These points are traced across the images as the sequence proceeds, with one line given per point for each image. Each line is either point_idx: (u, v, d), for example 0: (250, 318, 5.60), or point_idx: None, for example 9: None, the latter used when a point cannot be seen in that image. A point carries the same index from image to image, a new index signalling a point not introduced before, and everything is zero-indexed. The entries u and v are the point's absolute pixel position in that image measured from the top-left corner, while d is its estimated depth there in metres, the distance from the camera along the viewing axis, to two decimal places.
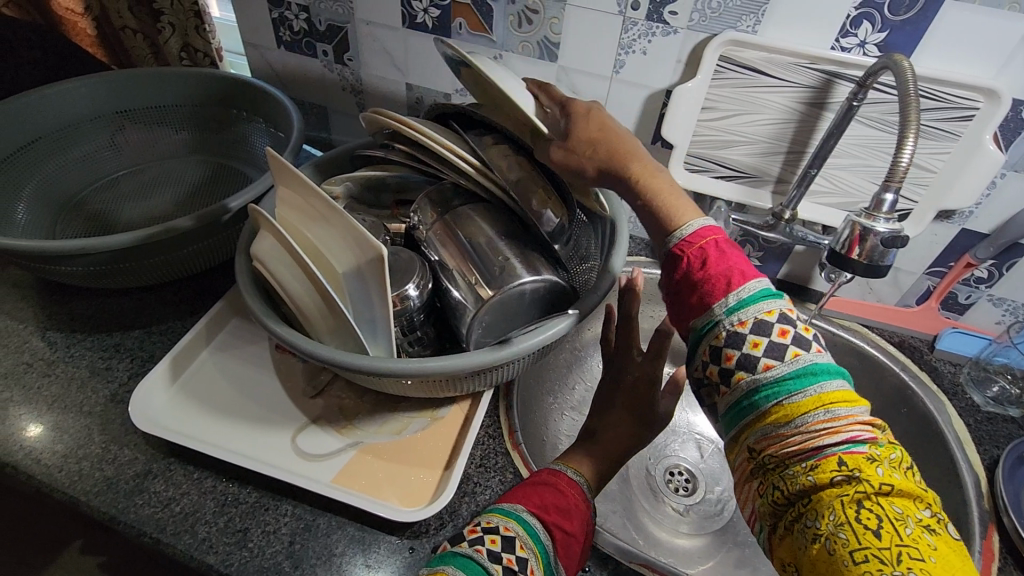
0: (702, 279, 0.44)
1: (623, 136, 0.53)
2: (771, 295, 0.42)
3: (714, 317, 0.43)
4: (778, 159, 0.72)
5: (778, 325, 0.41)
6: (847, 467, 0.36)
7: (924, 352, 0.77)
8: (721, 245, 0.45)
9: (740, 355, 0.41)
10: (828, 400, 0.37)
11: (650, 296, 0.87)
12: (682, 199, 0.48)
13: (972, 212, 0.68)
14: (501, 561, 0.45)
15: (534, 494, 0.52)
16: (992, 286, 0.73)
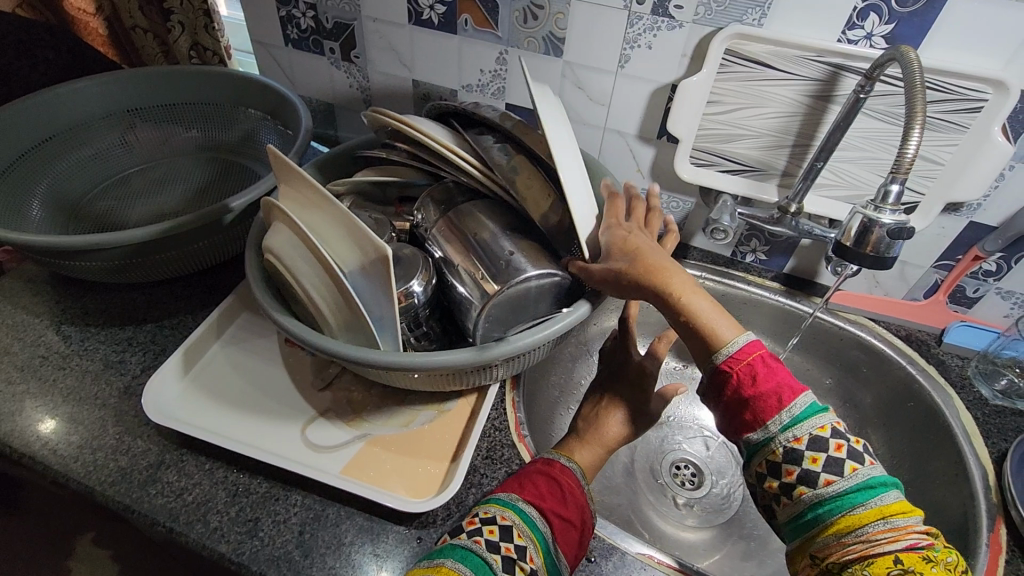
0: (753, 397, 0.46)
1: (660, 252, 0.52)
2: (819, 411, 0.45)
3: (767, 434, 0.45)
4: (784, 152, 0.72)
5: (834, 439, 0.44)
6: (904, 565, 0.39)
7: (931, 345, 0.77)
8: (768, 358, 0.47)
9: (800, 470, 0.44)
10: (888, 512, 0.41)
11: None
12: (721, 313, 0.50)
13: (981, 204, 0.67)
14: (499, 551, 0.47)
15: (530, 484, 0.53)
16: (1000, 279, 0.72)
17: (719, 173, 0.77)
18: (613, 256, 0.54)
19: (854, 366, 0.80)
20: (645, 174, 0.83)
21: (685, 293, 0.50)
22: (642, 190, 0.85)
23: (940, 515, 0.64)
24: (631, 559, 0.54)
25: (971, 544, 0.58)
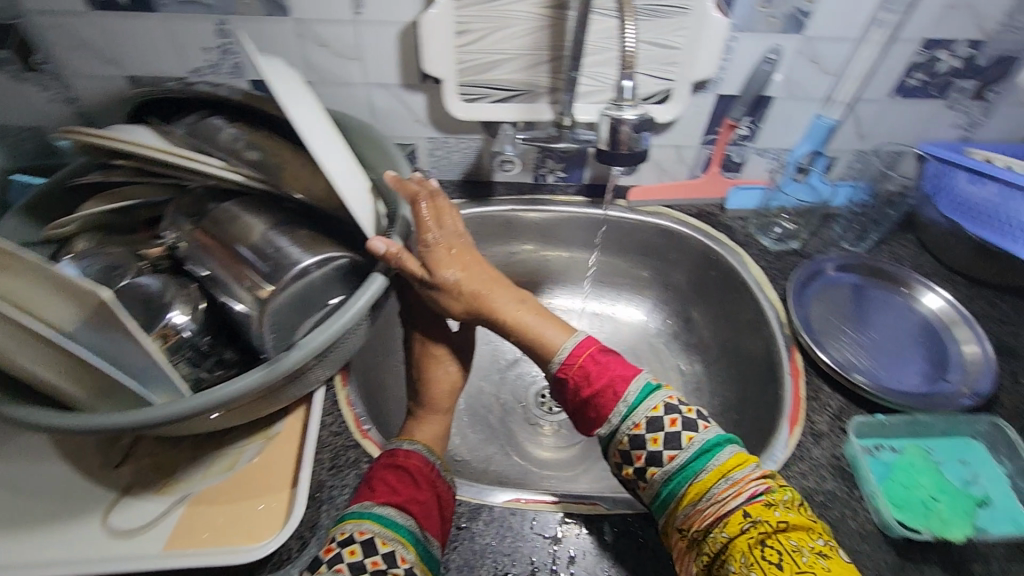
0: (592, 395, 0.51)
1: (488, 275, 0.58)
2: (651, 390, 0.50)
3: (614, 428, 0.50)
4: (544, 68, 0.71)
5: (668, 415, 0.48)
6: (750, 516, 0.42)
7: (718, 215, 0.85)
8: (598, 356, 0.53)
9: (647, 452, 0.48)
10: (726, 469, 0.45)
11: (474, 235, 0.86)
12: (551, 326, 0.56)
13: (721, 77, 0.72)
14: (365, 569, 0.44)
15: (384, 483, 0.50)
16: (755, 140, 0.80)
17: (491, 104, 0.74)
18: (443, 268, 0.55)
19: (664, 253, 0.86)
20: (425, 122, 0.79)
21: (510, 314, 0.57)
22: (427, 138, 0.81)
23: (753, 360, 0.73)
24: (499, 510, 0.54)
25: (778, 374, 0.66)
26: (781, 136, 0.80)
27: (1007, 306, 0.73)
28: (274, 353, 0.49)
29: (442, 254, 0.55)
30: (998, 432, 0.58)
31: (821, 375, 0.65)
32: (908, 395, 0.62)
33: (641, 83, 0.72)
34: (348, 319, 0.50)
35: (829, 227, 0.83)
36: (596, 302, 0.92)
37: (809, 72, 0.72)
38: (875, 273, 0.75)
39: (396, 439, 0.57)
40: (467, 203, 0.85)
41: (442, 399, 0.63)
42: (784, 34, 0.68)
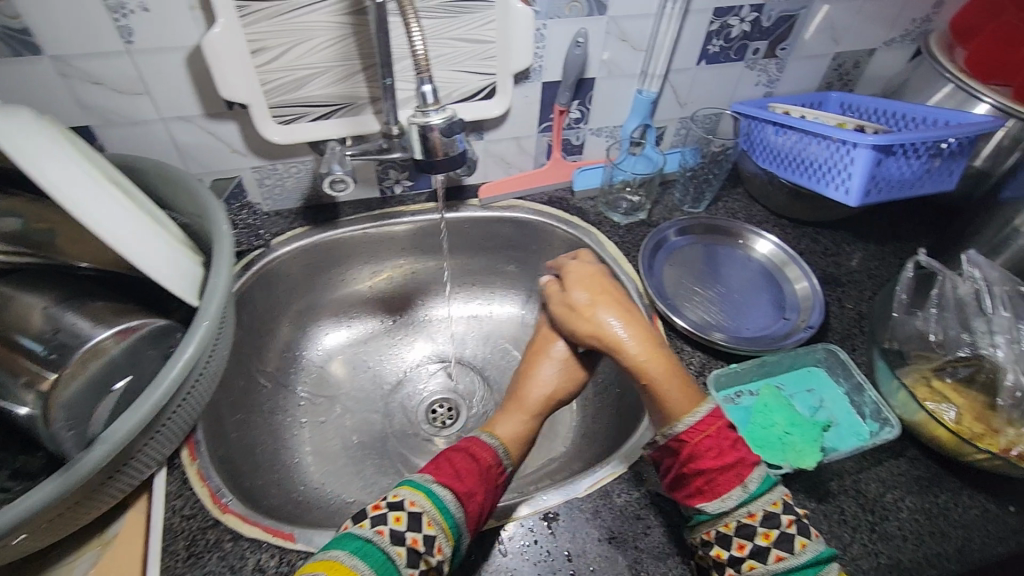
0: (712, 468, 0.46)
1: (627, 310, 0.57)
2: (770, 483, 0.46)
3: (720, 508, 0.45)
4: (359, 79, 0.68)
5: (786, 515, 0.45)
6: None
7: (569, 198, 0.86)
8: (722, 432, 0.47)
9: (752, 545, 0.44)
10: None
11: (328, 260, 0.81)
12: (677, 391, 0.51)
13: (541, 65, 0.73)
14: (404, 543, 0.42)
15: (447, 465, 0.48)
16: (588, 122, 0.83)
17: (312, 122, 0.69)
18: (573, 284, 0.62)
19: (527, 245, 0.86)
20: (243, 151, 0.72)
21: (641, 360, 0.53)
22: (252, 169, 0.75)
23: None
24: None
25: None
26: (611, 114, 0.83)
27: (825, 239, 0.82)
28: (72, 453, 0.41)
29: (596, 292, 0.60)
30: (832, 356, 0.64)
31: (682, 336, 0.69)
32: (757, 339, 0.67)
33: (463, 81, 0.71)
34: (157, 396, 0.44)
35: (669, 194, 0.88)
36: (472, 306, 0.91)
37: (621, 50, 0.75)
38: (719, 229, 0.80)
39: (482, 434, 0.54)
40: (314, 229, 0.79)
41: (533, 401, 0.59)
42: (589, 17, 0.70)
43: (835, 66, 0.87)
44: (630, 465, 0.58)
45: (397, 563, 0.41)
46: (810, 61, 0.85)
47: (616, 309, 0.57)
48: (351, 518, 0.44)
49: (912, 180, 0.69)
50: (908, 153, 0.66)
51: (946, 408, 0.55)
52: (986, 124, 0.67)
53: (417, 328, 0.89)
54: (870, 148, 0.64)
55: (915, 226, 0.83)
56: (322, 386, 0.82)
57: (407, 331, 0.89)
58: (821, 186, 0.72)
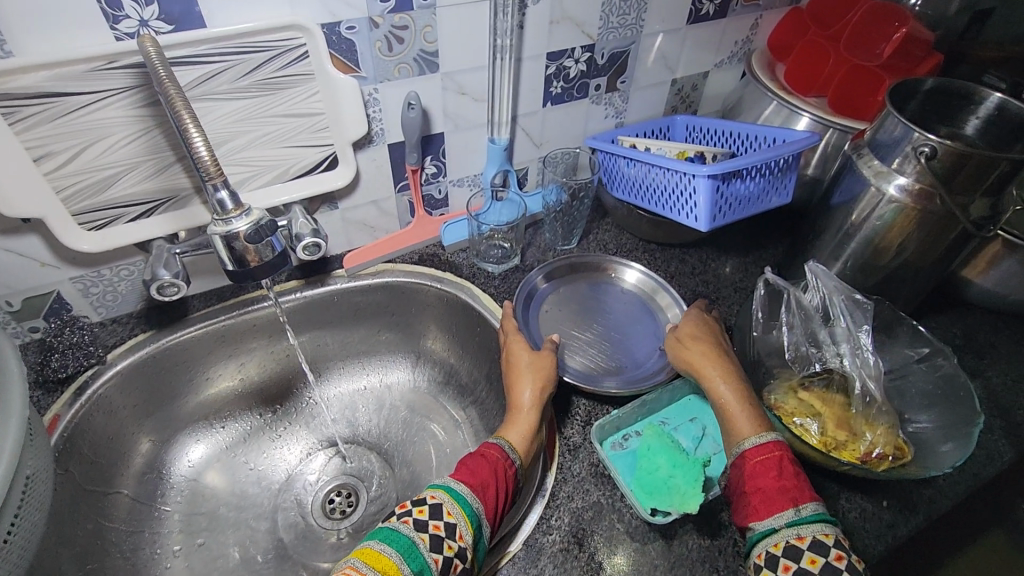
0: (771, 488, 0.48)
1: (718, 345, 0.61)
2: (827, 519, 0.46)
3: (771, 528, 0.46)
4: (177, 169, 0.62)
5: (835, 549, 0.44)
6: None
7: (441, 253, 0.84)
8: (786, 461, 0.49)
9: (798, 566, 0.44)
10: None
11: (184, 361, 0.74)
12: (750, 419, 0.53)
13: (382, 128, 0.70)
14: (427, 530, 0.47)
15: (467, 464, 0.52)
16: (446, 174, 0.81)
17: (130, 222, 0.63)
18: (684, 330, 0.64)
19: (405, 308, 0.82)
20: (55, 262, 0.64)
21: (722, 390, 0.56)
22: (71, 279, 0.66)
23: None
24: None
25: None
26: (468, 164, 0.81)
27: (692, 258, 0.84)
28: None
29: (693, 330, 0.63)
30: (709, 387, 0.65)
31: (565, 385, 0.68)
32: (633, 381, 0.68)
33: (298, 155, 0.67)
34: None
35: (541, 233, 0.88)
36: (358, 379, 0.85)
37: (464, 103, 0.74)
38: (580, 266, 0.81)
39: (500, 440, 0.55)
40: (159, 333, 0.71)
41: (531, 405, 0.58)
42: (422, 77, 0.68)
43: (676, 91, 0.91)
44: (522, 543, 0.55)
45: (421, 548, 0.45)
46: (652, 89, 0.88)
47: (700, 346, 0.61)
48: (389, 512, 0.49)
49: (752, 198, 0.72)
50: (742, 176, 0.69)
51: (810, 422, 0.57)
52: (805, 140, 0.71)
53: (300, 416, 0.82)
54: (706, 177, 0.67)
55: (769, 233, 0.88)
56: (196, 503, 0.73)
57: (290, 421, 0.81)
58: (673, 214, 0.74)
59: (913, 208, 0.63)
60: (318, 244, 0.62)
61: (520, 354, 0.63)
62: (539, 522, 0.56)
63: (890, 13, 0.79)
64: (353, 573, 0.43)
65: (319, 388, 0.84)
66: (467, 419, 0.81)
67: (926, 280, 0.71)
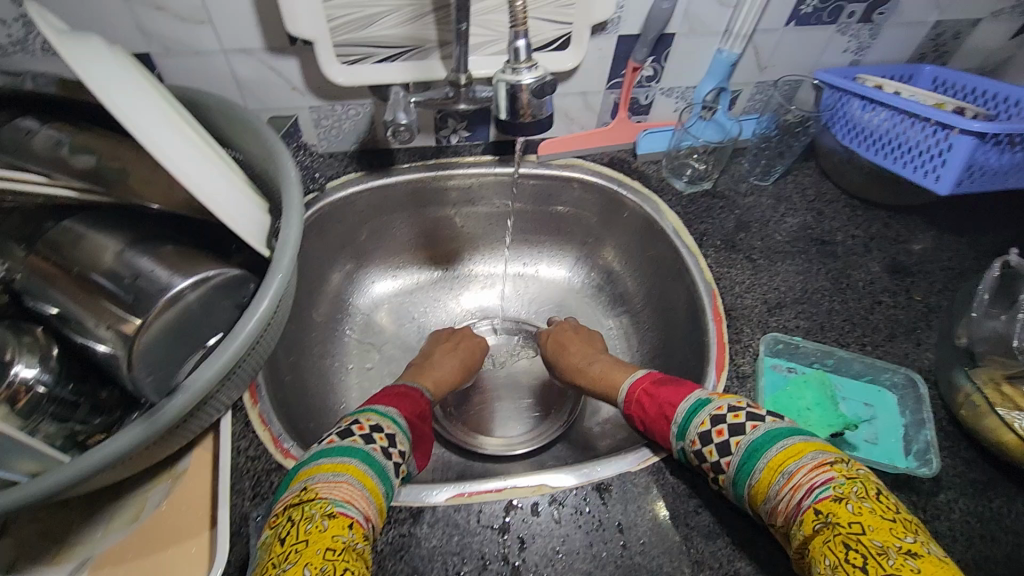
0: (650, 423, 0.57)
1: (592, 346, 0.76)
2: (694, 409, 0.53)
3: (680, 446, 0.53)
4: (429, 21, 0.63)
5: (715, 428, 0.51)
6: (821, 511, 0.43)
7: (631, 161, 0.83)
8: (649, 393, 0.59)
9: (709, 464, 0.51)
10: (779, 464, 0.46)
11: (381, 208, 0.79)
12: (608, 364, 0.70)
13: (620, 17, 0.68)
14: (392, 457, 0.51)
15: (399, 400, 0.59)
16: (660, 80, 0.78)
17: (377, 65, 0.66)
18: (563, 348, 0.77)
19: (583, 207, 0.83)
20: (303, 90, 0.69)
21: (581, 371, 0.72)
22: (309, 109, 0.72)
23: (676, 306, 0.74)
24: (445, 508, 0.53)
25: (702, 320, 0.68)
26: (685, 74, 0.78)
27: (898, 224, 0.77)
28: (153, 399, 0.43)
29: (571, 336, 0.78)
30: (911, 385, 0.62)
31: (741, 318, 0.67)
32: (812, 331, 0.66)
33: (536, 29, 0.67)
34: (234, 350, 0.44)
35: (737, 163, 0.84)
36: (519, 263, 0.89)
37: (708, 5, 0.69)
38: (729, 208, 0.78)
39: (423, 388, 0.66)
40: (366, 176, 0.77)
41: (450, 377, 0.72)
42: None
43: (933, 36, 0.80)
44: None
45: (391, 474, 0.49)
46: (906, 29, 0.79)
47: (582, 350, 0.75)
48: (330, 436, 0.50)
49: (1009, 170, 0.64)
50: (1012, 142, 0.61)
51: (1017, 415, 0.54)
52: None
53: (462, 282, 0.89)
54: (973, 135, 0.60)
55: (995, 218, 0.79)
56: (369, 332, 0.83)
57: (455, 284, 0.89)
58: (906, 170, 0.68)
59: None
60: None
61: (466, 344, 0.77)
62: None
63: None
64: (349, 486, 0.45)
65: (483, 263, 0.90)
66: (619, 326, 0.84)
67: None
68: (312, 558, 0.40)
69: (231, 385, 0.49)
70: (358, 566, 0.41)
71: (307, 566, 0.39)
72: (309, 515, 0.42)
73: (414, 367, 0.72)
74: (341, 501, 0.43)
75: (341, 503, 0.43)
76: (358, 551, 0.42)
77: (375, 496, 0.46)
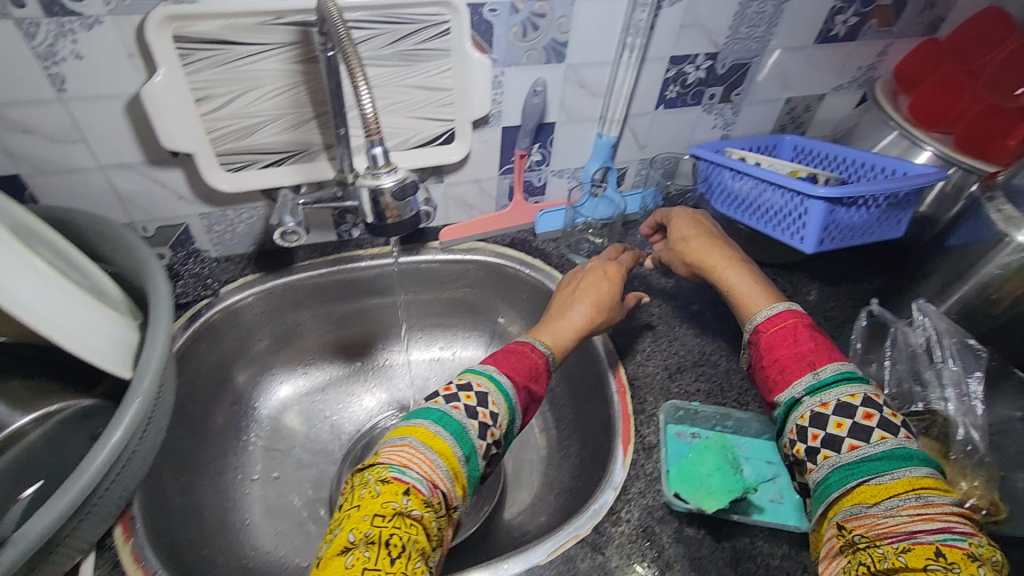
0: (772, 361, 0.51)
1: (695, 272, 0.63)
2: (852, 378, 0.47)
3: (796, 398, 0.48)
4: (312, 126, 0.65)
5: (864, 407, 0.45)
6: (944, 557, 0.37)
7: (532, 240, 0.86)
8: (797, 328, 0.51)
9: (825, 435, 0.45)
10: (921, 486, 0.40)
11: (284, 305, 0.78)
12: (752, 292, 0.56)
13: (501, 110, 0.72)
14: (476, 418, 0.47)
15: (508, 358, 0.53)
16: (549, 164, 0.82)
17: (262, 171, 0.67)
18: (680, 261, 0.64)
19: (489, 287, 0.85)
20: (190, 197, 0.69)
21: (717, 275, 0.60)
22: (200, 216, 0.71)
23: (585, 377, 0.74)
24: None
25: (608, 394, 0.68)
26: (572, 157, 0.82)
27: (783, 280, 0.83)
28: None
29: (687, 227, 0.65)
30: None
31: (645, 387, 0.68)
32: (713, 393, 0.67)
33: (420, 127, 0.70)
34: (73, 496, 0.41)
35: (632, 234, 0.88)
36: (435, 348, 0.87)
37: (580, 96, 0.75)
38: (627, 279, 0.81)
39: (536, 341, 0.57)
40: (265, 276, 0.76)
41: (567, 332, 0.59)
42: (548, 66, 0.70)
43: (788, 110, 0.89)
44: (593, 529, 0.56)
45: (471, 435, 0.46)
46: (765, 105, 0.87)
47: (683, 231, 0.65)
48: (425, 400, 0.49)
49: (865, 226, 0.70)
50: (859, 202, 0.67)
51: None
52: (930, 176, 0.68)
53: (377, 374, 0.85)
54: (823, 199, 0.65)
55: (867, 266, 0.85)
56: (276, 438, 0.78)
57: (370, 376, 0.85)
58: (777, 232, 0.73)
59: None
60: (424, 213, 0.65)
61: (591, 292, 0.64)
62: (609, 511, 0.58)
63: None
64: (411, 451, 0.43)
65: (397, 351, 0.87)
66: None
67: None
68: (360, 522, 0.39)
69: (89, 524, 0.45)
70: (410, 533, 0.39)
71: (353, 530, 0.39)
72: (366, 480, 0.42)
73: (562, 301, 0.63)
74: (399, 466, 0.42)
75: (398, 467, 0.42)
76: (413, 518, 0.40)
77: (446, 458, 0.44)
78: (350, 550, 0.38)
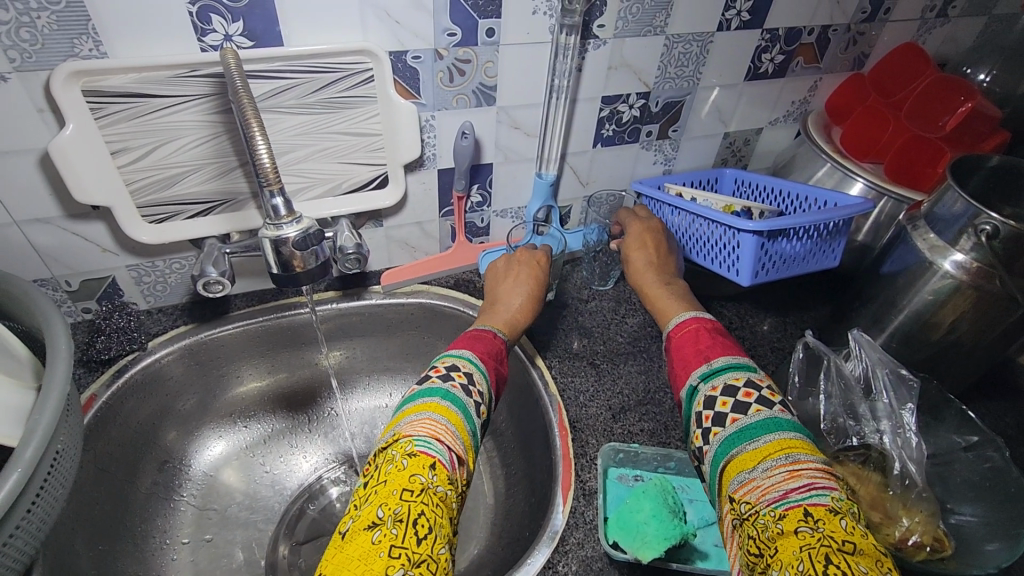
0: (678, 357, 0.51)
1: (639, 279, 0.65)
2: (740, 366, 0.47)
3: (695, 384, 0.47)
4: (237, 175, 0.65)
5: (745, 387, 0.45)
6: (810, 514, 0.36)
7: (477, 280, 0.85)
8: (704, 329, 0.51)
9: (714, 415, 0.45)
10: (788, 447, 0.40)
11: (219, 355, 0.75)
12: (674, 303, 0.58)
13: (434, 154, 0.72)
14: (472, 395, 0.49)
15: (474, 341, 0.55)
16: (491, 204, 0.82)
17: (188, 220, 0.66)
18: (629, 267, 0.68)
19: (435, 330, 0.83)
20: (115, 249, 0.67)
21: (653, 290, 0.61)
22: (126, 268, 0.69)
23: (529, 419, 0.72)
24: None
25: (550, 438, 0.66)
26: (512, 196, 0.82)
27: (731, 312, 0.82)
28: None
29: (632, 248, 0.68)
30: None
31: (586, 429, 0.66)
32: (656, 432, 0.66)
33: (351, 172, 0.70)
34: None
35: (578, 271, 0.88)
36: (383, 397, 0.84)
37: (514, 137, 0.75)
38: (573, 318, 0.80)
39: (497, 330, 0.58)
40: (196, 327, 0.74)
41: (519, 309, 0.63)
42: (477, 109, 0.70)
43: (727, 144, 0.91)
44: None
45: (472, 410, 0.48)
46: (703, 140, 0.88)
47: (630, 251, 0.68)
48: (417, 382, 0.50)
49: (799, 257, 0.71)
50: (789, 234, 0.68)
51: None
52: (858, 206, 0.69)
53: (323, 426, 0.82)
54: (752, 233, 0.66)
55: (813, 295, 0.86)
56: (210, 498, 0.74)
57: (315, 429, 0.82)
58: (715, 265, 0.73)
59: (970, 287, 0.60)
60: (359, 258, 0.67)
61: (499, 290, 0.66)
62: (544, 566, 0.54)
63: (959, 83, 0.75)
64: (433, 422, 0.45)
65: (346, 400, 0.84)
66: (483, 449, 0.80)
67: (983, 360, 0.66)
68: (388, 497, 0.40)
69: None
70: (435, 513, 0.40)
71: (383, 505, 0.40)
72: (391, 455, 0.43)
73: (494, 279, 0.68)
74: (424, 438, 0.43)
75: (424, 440, 0.43)
76: (438, 494, 0.41)
77: (460, 433, 0.46)
78: (378, 526, 0.39)
